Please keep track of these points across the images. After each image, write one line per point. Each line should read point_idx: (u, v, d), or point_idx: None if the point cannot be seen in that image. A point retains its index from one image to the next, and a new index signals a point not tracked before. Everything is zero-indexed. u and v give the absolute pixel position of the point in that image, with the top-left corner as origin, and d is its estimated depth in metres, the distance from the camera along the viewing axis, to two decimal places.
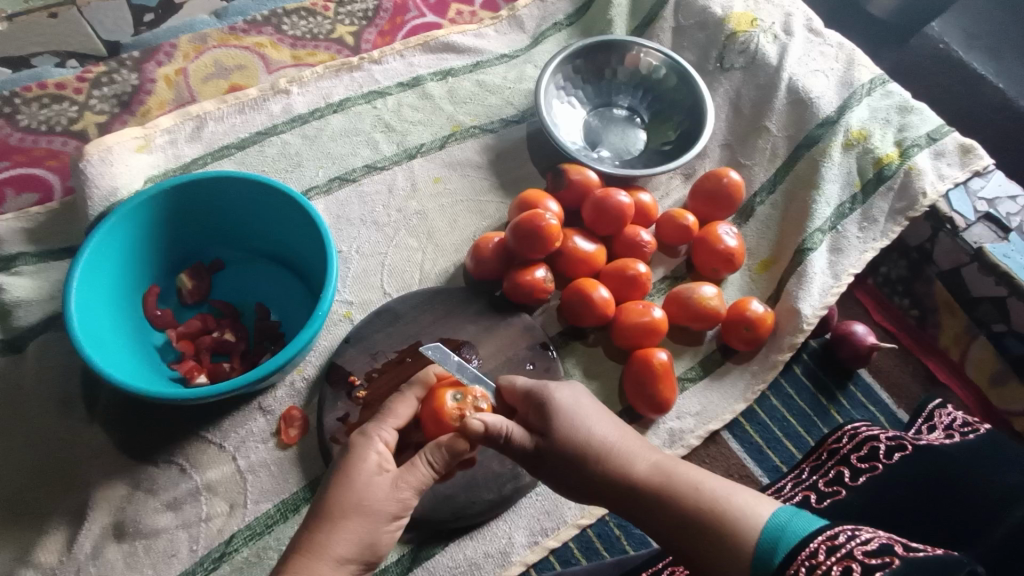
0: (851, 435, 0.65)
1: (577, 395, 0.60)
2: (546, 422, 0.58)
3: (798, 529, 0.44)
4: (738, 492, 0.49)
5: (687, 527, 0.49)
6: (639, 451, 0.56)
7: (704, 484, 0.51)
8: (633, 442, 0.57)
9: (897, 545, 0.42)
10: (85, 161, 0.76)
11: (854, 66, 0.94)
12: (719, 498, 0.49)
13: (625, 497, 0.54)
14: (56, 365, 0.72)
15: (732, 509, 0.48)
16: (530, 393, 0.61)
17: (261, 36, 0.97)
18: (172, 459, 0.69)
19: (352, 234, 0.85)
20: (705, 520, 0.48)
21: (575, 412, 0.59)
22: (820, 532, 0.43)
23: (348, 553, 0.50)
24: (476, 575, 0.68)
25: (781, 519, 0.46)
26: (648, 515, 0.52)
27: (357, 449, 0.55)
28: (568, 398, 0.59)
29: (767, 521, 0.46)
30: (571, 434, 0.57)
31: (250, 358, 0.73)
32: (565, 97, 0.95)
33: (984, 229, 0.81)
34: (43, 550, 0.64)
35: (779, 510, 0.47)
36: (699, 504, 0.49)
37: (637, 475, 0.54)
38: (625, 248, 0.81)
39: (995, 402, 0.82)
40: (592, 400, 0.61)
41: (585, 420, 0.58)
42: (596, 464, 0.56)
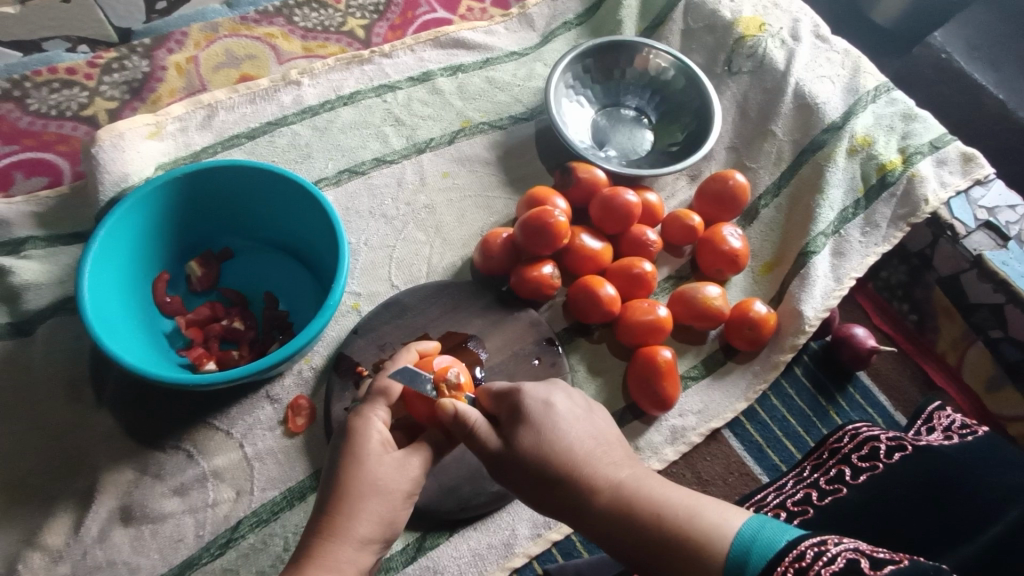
0: (851, 435, 0.66)
1: (550, 394, 0.56)
2: (512, 427, 0.54)
3: (768, 543, 0.43)
4: (704, 506, 0.47)
5: (655, 550, 0.47)
6: (605, 462, 0.52)
7: (665, 504, 0.48)
8: (602, 454, 0.53)
9: (863, 560, 0.40)
10: (96, 147, 0.76)
11: (859, 73, 0.95)
12: (686, 518, 0.47)
13: (588, 518, 0.51)
14: (66, 350, 0.72)
15: (697, 532, 0.45)
16: (503, 394, 0.57)
17: (272, 27, 0.98)
18: (179, 445, 0.69)
19: (361, 227, 0.85)
20: (671, 542, 0.46)
21: (544, 419, 0.54)
22: (784, 554, 0.41)
23: (368, 534, 0.51)
24: (480, 565, 0.68)
25: (748, 534, 0.44)
26: (614, 538, 0.49)
27: (358, 428, 0.55)
28: (538, 398, 0.55)
29: (735, 536, 0.44)
30: (540, 445, 0.53)
31: (258, 346, 0.73)
32: (574, 96, 0.96)
33: (984, 237, 0.82)
34: (49, 533, 0.64)
35: (748, 521, 0.45)
36: (661, 522, 0.47)
37: (602, 495, 0.51)
38: (631, 246, 0.82)
39: (989, 406, 0.83)
40: (568, 398, 0.56)
41: (553, 429, 0.53)
42: (564, 480, 0.52)
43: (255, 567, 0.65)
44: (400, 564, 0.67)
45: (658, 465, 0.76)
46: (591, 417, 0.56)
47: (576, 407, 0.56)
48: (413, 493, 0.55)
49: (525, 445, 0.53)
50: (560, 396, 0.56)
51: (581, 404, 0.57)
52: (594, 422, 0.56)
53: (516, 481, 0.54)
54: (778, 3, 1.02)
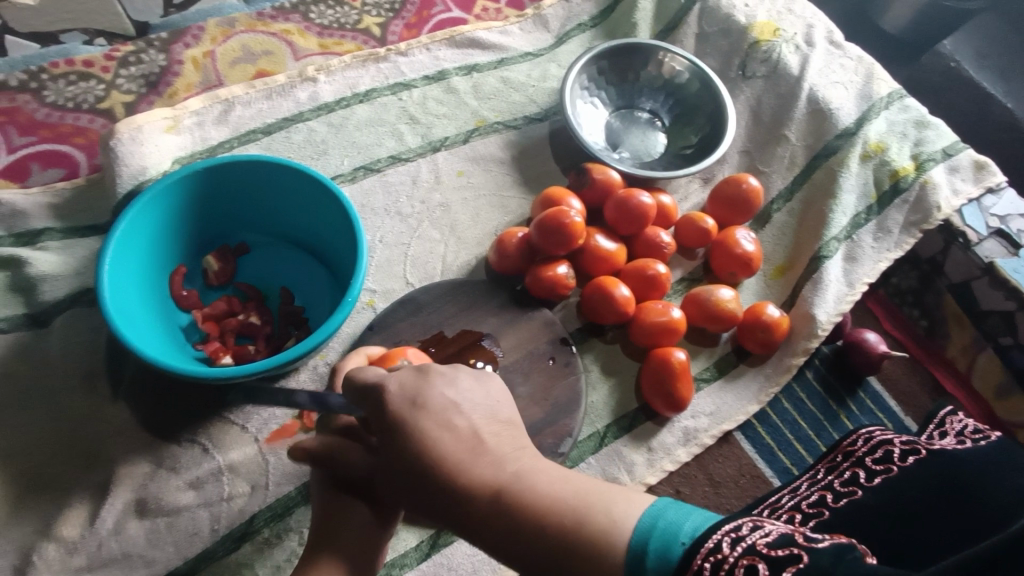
0: (865, 439, 0.65)
1: (423, 386, 0.50)
2: (394, 432, 0.49)
3: (668, 536, 0.42)
4: (595, 496, 0.45)
5: (552, 550, 0.43)
6: (482, 456, 0.48)
7: (553, 496, 0.45)
8: (474, 448, 0.48)
9: (763, 559, 0.40)
10: (116, 140, 0.77)
11: (872, 80, 0.96)
12: (576, 510, 0.44)
13: (469, 517, 0.47)
14: (82, 341, 0.72)
15: (591, 521, 0.43)
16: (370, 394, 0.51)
17: (288, 23, 0.98)
18: (195, 438, 0.69)
19: (376, 224, 0.86)
20: (567, 540, 0.43)
21: (417, 416, 0.49)
22: (692, 554, 0.40)
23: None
24: (494, 564, 0.68)
25: (646, 526, 0.42)
26: (503, 537, 0.45)
27: (307, 439, 0.58)
28: (403, 396, 0.50)
29: (628, 530, 0.43)
30: (412, 440, 0.48)
31: (274, 342, 0.73)
32: (589, 97, 0.96)
33: (996, 244, 0.83)
34: (65, 524, 0.64)
35: (643, 513, 0.43)
36: (552, 519, 0.44)
37: (483, 492, 0.46)
38: (645, 248, 0.83)
39: (1000, 414, 0.83)
40: (458, 389, 0.51)
41: (422, 424, 0.49)
42: (438, 480, 0.47)
43: (270, 561, 0.65)
44: (414, 561, 0.67)
45: (671, 466, 0.76)
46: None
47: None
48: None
49: (408, 444, 0.48)
50: (439, 386, 0.50)
51: (477, 391, 0.51)
52: (482, 404, 0.51)
53: (409, 490, 0.49)
54: (792, 9, 1.02)
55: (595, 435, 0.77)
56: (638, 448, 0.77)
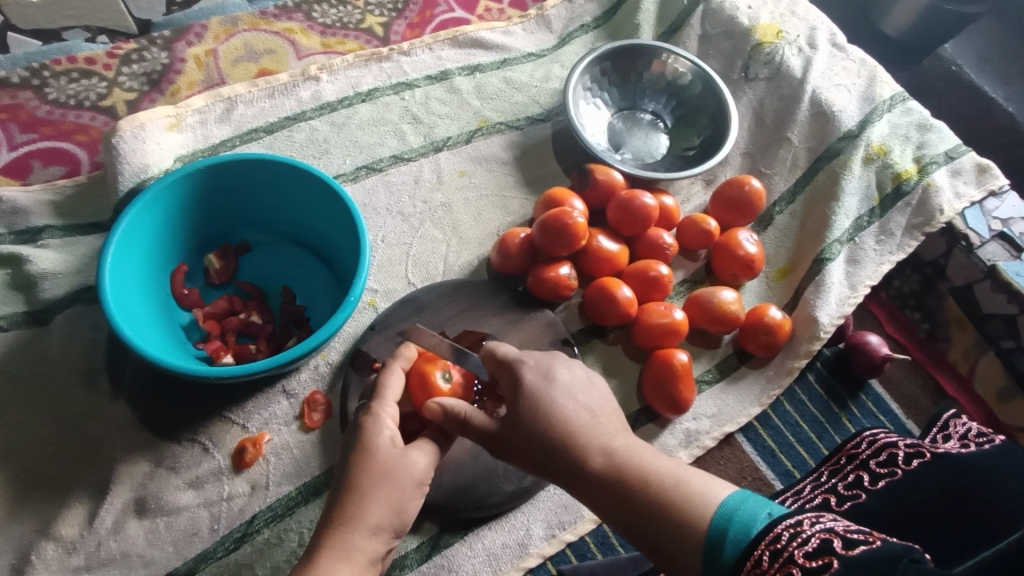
0: (869, 442, 0.65)
1: (551, 368, 0.57)
2: (516, 402, 0.55)
3: (747, 521, 0.45)
4: (690, 475, 0.49)
5: (642, 516, 0.48)
6: (602, 433, 0.54)
7: (656, 473, 0.50)
8: (596, 425, 0.54)
9: (836, 541, 0.41)
10: (118, 137, 0.77)
11: (875, 83, 0.96)
12: (673, 484, 0.49)
13: (581, 481, 0.52)
14: (82, 340, 0.72)
15: (685, 496, 0.47)
16: (503, 363, 0.57)
17: (291, 22, 0.98)
18: (194, 438, 0.69)
19: (378, 224, 0.86)
20: (660, 510, 0.48)
21: (545, 391, 0.55)
22: (761, 538, 0.43)
23: (381, 522, 0.52)
24: (495, 565, 0.68)
25: (730, 507, 0.46)
26: (607, 501, 0.51)
27: (368, 427, 0.54)
28: (536, 370, 0.56)
29: (716, 508, 0.46)
30: (539, 413, 0.54)
31: (275, 341, 0.73)
32: (592, 98, 0.96)
33: (998, 248, 0.83)
34: (64, 524, 0.64)
35: (732, 494, 0.47)
36: (651, 492, 0.49)
37: (595, 460, 0.52)
38: (647, 249, 0.82)
39: (1001, 417, 0.83)
40: (569, 371, 0.57)
41: (553, 402, 0.54)
42: (558, 446, 0.53)
43: (269, 562, 0.65)
44: (414, 563, 0.67)
45: None
46: (615, 417, 0.56)
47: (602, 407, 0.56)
48: (426, 481, 0.55)
49: (531, 413, 0.54)
50: (562, 369, 0.57)
51: (581, 376, 0.57)
52: (592, 394, 0.57)
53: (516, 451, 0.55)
54: (795, 11, 1.02)
55: None
56: None
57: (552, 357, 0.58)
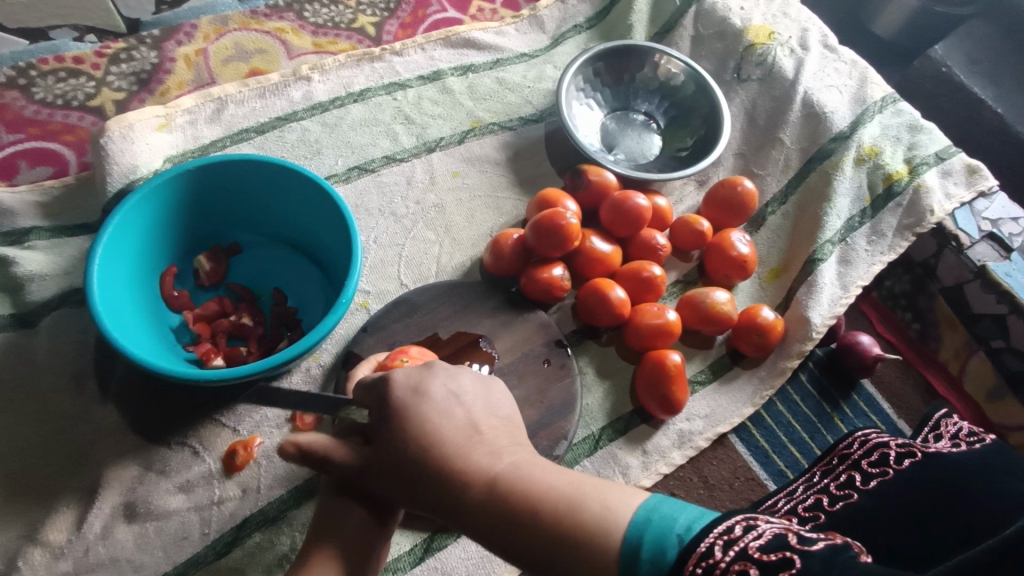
0: (861, 442, 0.65)
1: (423, 382, 0.52)
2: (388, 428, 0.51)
3: (657, 542, 0.43)
4: (589, 489, 0.46)
5: (547, 545, 0.45)
6: (482, 453, 0.50)
7: (552, 490, 0.46)
8: (479, 442, 0.50)
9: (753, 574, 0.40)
10: (106, 137, 0.76)
11: (866, 84, 0.96)
12: (572, 502, 0.45)
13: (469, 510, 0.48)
14: (71, 342, 0.71)
15: (586, 516, 0.45)
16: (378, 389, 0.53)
17: (282, 22, 0.97)
18: (184, 441, 0.68)
19: (370, 224, 0.85)
20: (564, 541, 0.44)
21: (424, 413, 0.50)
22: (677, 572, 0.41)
23: None
24: (488, 567, 0.68)
25: (640, 524, 0.44)
26: (503, 532, 0.46)
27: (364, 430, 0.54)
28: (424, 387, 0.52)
29: (626, 525, 0.44)
30: (418, 438, 0.50)
31: (266, 343, 0.73)
32: (584, 98, 0.96)
33: (988, 248, 0.84)
34: (51, 529, 0.63)
35: (637, 509, 0.45)
36: (550, 515, 0.45)
37: (485, 487, 0.48)
38: (640, 249, 0.82)
39: (990, 415, 0.84)
40: (446, 386, 0.52)
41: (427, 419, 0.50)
42: (441, 479, 0.49)
43: (261, 566, 0.64)
44: (407, 565, 0.67)
45: (666, 469, 0.76)
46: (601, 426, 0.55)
47: (490, 416, 0.52)
48: None
49: (406, 437, 0.50)
50: (437, 384, 0.52)
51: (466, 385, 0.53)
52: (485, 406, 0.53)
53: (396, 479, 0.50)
54: (786, 12, 1.03)
55: (589, 438, 0.77)
56: (634, 451, 0.76)
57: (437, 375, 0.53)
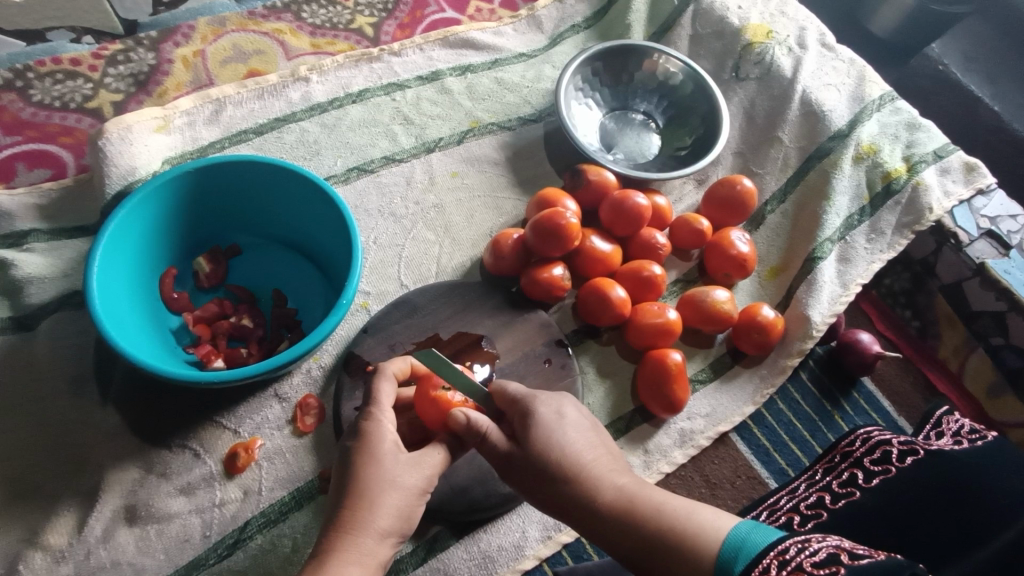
0: (863, 440, 0.65)
1: (562, 405, 0.56)
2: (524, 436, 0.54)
3: (757, 543, 0.45)
4: (699, 509, 0.49)
5: (651, 550, 0.48)
6: (608, 470, 0.54)
7: (666, 505, 0.50)
8: (603, 463, 0.54)
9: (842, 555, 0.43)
10: (104, 139, 0.76)
11: (864, 83, 0.96)
12: (681, 518, 0.49)
13: (588, 516, 0.52)
14: (69, 345, 0.71)
15: (693, 529, 0.47)
16: (517, 398, 0.57)
17: (280, 23, 0.97)
18: (185, 443, 0.68)
19: (370, 225, 0.85)
20: (669, 551, 0.47)
21: (557, 423, 0.55)
22: (771, 547, 0.43)
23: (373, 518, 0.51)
24: (490, 568, 0.68)
25: (741, 532, 0.46)
26: (614, 537, 0.51)
27: (366, 432, 0.54)
28: (551, 408, 0.55)
29: (727, 534, 0.46)
30: (550, 450, 0.53)
31: (267, 345, 0.72)
32: (583, 98, 0.96)
33: (986, 246, 0.84)
34: (52, 532, 0.63)
35: (738, 525, 0.47)
36: (662, 525, 0.49)
37: (604, 495, 0.52)
38: (640, 249, 0.82)
39: (991, 413, 0.84)
40: (577, 410, 0.57)
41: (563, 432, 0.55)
42: (566, 486, 0.52)
43: (263, 569, 0.64)
44: (410, 567, 0.67)
45: (668, 468, 0.76)
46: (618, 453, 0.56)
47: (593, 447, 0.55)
48: (426, 489, 0.54)
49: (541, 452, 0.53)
50: (571, 407, 0.57)
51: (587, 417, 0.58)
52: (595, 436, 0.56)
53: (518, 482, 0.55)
54: (784, 11, 1.03)
55: None
56: (635, 450, 0.76)
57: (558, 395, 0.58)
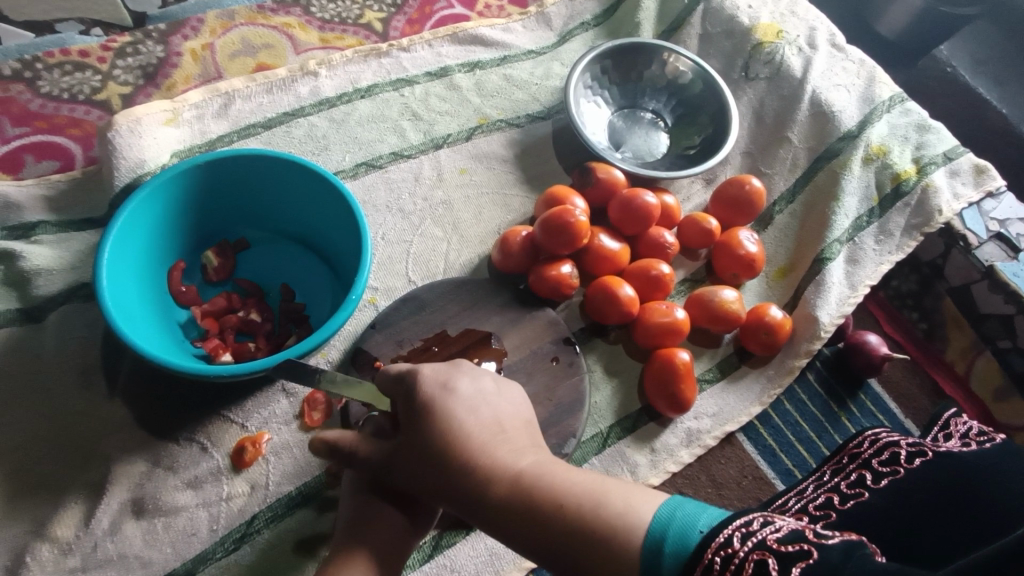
0: (871, 440, 0.65)
1: (450, 378, 0.54)
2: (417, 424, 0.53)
3: (684, 528, 0.45)
4: (607, 491, 0.48)
5: (561, 537, 0.47)
6: (506, 449, 0.52)
7: (564, 491, 0.48)
8: (502, 442, 0.52)
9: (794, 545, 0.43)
10: (113, 131, 0.76)
11: (874, 83, 0.96)
12: (590, 502, 0.47)
13: (484, 509, 0.50)
14: (77, 337, 0.71)
15: (602, 514, 0.46)
16: (403, 381, 0.55)
17: (289, 17, 0.97)
18: (192, 437, 0.68)
19: (378, 221, 0.85)
20: (579, 535, 0.46)
21: (441, 404, 0.53)
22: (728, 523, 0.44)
23: None
24: (497, 565, 0.68)
25: (663, 518, 0.46)
26: (518, 526, 0.49)
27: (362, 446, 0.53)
28: (436, 383, 0.54)
29: (642, 519, 0.46)
30: (440, 435, 0.52)
31: (275, 339, 0.72)
32: (592, 96, 0.96)
33: (995, 248, 0.83)
34: (59, 525, 0.63)
35: (657, 508, 0.46)
36: (566, 509, 0.47)
37: (503, 482, 0.50)
38: (649, 248, 0.82)
39: (996, 415, 0.84)
40: (472, 382, 0.55)
41: (451, 414, 0.52)
42: (462, 473, 0.51)
43: (270, 562, 0.64)
44: (416, 563, 0.66)
45: (674, 468, 0.76)
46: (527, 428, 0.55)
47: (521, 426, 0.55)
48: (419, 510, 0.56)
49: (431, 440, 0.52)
50: (463, 379, 0.55)
51: (487, 388, 0.56)
52: (499, 407, 0.55)
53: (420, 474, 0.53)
54: (794, 11, 1.03)
55: (597, 436, 0.76)
56: (642, 449, 0.76)
57: (468, 371, 0.56)
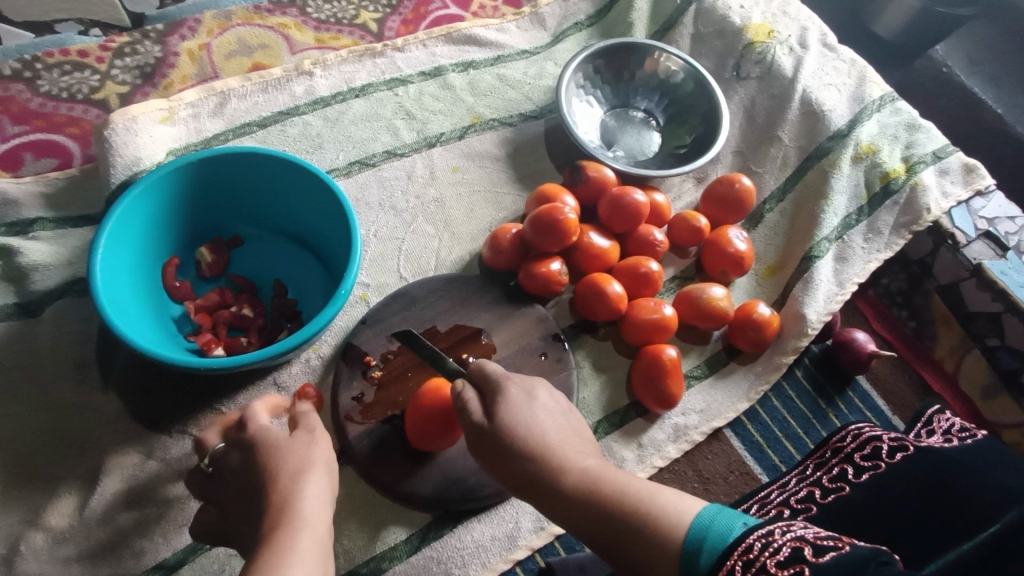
0: (854, 435, 0.66)
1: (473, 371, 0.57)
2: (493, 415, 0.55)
3: (725, 528, 0.45)
4: (664, 491, 0.49)
5: (617, 533, 0.48)
6: (575, 451, 0.54)
7: (628, 491, 0.49)
8: (573, 445, 0.54)
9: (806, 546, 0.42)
10: (109, 130, 0.77)
11: (865, 83, 0.97)
12: (649, 500, 0.48)
13: (553, 498, 0.52)
14: (75, 331, 0.72)
15: (659, 513, 0.47)
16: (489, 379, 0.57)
17: (285, 17, 0.98)
18: (185, 429, 0.69)
19: (370, 218, 0.86)
20: (637, 532, 0.47)
21: (525, 404, 0.55)
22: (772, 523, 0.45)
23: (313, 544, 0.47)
24: (484, 557, 0.68)
25: (707, 517, 0.46)
26: (578, 517, 0.50)
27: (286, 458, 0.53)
28: (520, 388, 0.57)
29: (692, 520, 0.46)
30: (517, 430, 0.54)
31: (266, 334, 0.73)
32: (584, 95, 0.97)
33: (983, 247, 0.84)
34: (54, 513, 0.64)
35: (707, 506, 0.47)
36: (626, 507, 0.48)
37: (569, 476, 0.52)
38: (639, 245, 0.83)
39: (985, 414, 0.84)
40: (550, 395, 0.58)
41: (528, 416, 0.55)
42: (531, 464, 0.53)
43: None
44: (404, 554, 0.67)
45: (661, 462, 0.77)
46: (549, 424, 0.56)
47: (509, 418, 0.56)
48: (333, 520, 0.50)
49: (509, 435, 0.54)
50: (543, 391, 0.58)
51: (562, 403, 0.59)
52: (570, 420, 0.57)
53: (493, 458, 0.55)
54: (786, 11, 1.03)
55: None
56: (629, 445, 0.77)
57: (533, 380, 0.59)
